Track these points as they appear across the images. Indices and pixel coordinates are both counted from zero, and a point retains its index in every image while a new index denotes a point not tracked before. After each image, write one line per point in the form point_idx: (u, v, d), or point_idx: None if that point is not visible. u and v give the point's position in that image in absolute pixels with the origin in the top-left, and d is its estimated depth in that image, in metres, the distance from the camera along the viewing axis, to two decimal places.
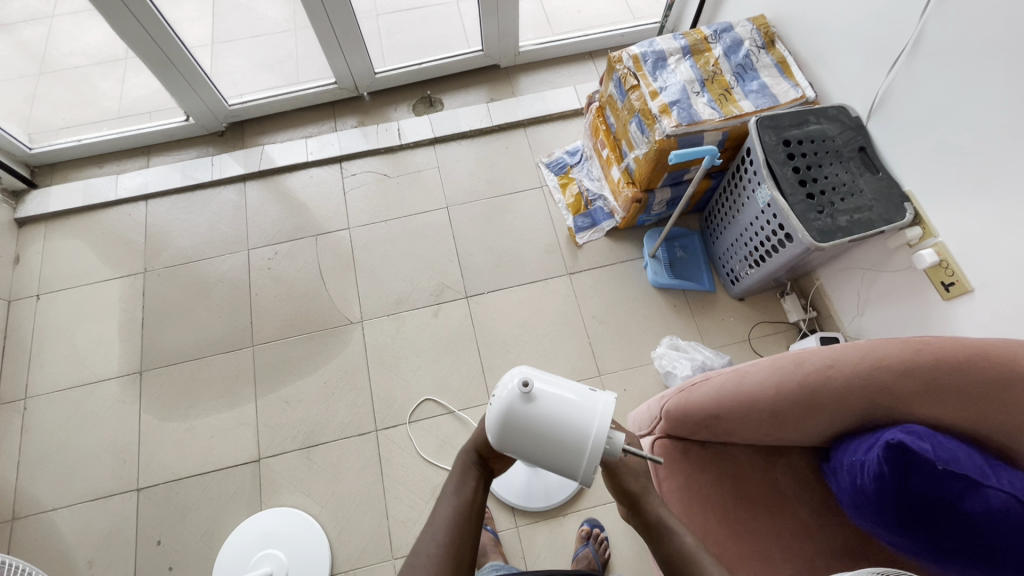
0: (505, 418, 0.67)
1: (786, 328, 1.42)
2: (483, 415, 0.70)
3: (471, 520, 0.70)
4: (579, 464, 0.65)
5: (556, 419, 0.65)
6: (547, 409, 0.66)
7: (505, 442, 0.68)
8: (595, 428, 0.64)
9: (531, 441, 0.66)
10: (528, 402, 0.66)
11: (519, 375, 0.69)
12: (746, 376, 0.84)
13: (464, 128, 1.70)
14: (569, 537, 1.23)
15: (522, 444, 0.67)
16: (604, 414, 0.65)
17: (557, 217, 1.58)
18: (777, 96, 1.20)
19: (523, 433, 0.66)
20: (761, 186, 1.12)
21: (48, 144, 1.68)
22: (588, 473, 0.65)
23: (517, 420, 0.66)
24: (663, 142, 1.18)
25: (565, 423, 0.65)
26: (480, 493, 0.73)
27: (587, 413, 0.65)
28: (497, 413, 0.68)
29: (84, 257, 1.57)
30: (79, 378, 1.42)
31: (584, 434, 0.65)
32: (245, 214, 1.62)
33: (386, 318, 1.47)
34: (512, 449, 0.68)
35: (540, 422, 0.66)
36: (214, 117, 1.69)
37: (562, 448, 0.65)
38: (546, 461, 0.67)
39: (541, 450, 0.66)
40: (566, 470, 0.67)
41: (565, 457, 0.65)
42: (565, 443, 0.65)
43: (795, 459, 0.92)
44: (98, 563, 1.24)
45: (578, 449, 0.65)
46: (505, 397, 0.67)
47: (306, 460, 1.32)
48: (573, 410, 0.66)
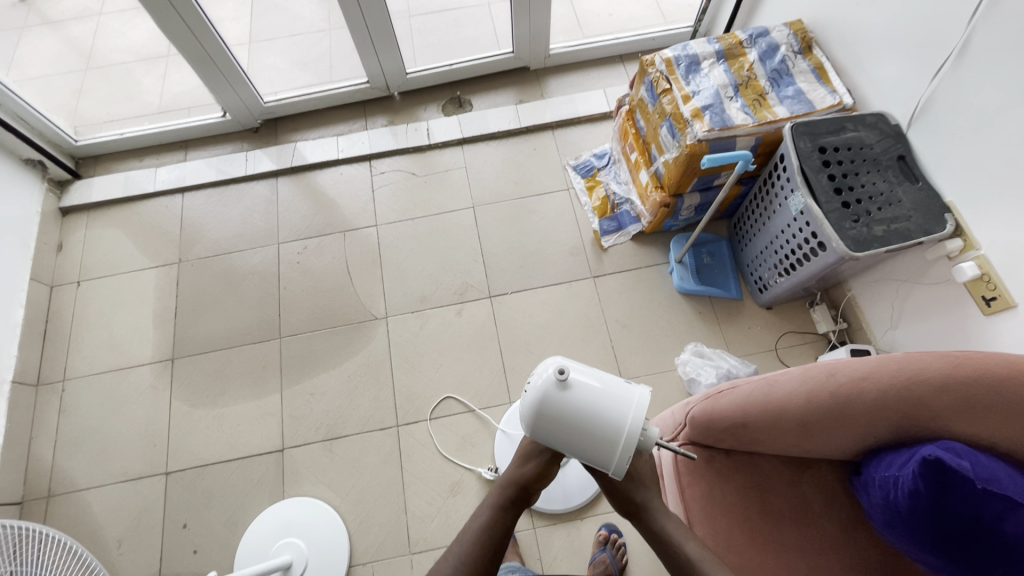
0: (538, 405, 0.67)
1: (815, 339, 1.39)
2: (518, 402, 0.70)
3: (492, 556, 0.72)
4: (611, 455, 0.65)
5: (589, 405, 0.65)
6: (582, 394, 0.66)
7: (536, 430, 0.68)
8: (631, 419, 0.64)
9: (565, 427, 0.66)
10: (563, 391, 0.66)
11: (555, 363, 0.69)
12: (775, 386, 0.83)
13: (492, 129, 1.71)
14: (587, 542, 1.22)
15: (555, 430, 0.67)
16: (638, 406, 0.65)
17: (583, 220, 1.57)
18: (813, 102, 1.18)
19: (557, 422, 0.66)
20: (795, 193, 1.10)
21: (92, 137, 1.74)
22: (619, 465, 0.65)
23: (552, 408, 0.66)
24: (694, 147, 1.17)
25: (599, 410, 0.65)
26: (507, 530, 0.75)
27: (621, 403, 0.65)
28: (531, 398, 0.68)
29: (123, 246, 1.62)
30: (115, 363, 1.47)
31: (618, 424, 0.64)
32: (276, 208, 1.66)
33: (410, 315, 1.49)
34: (545, 436, 0.68)
35: (574, 409, 0.66)
36: (249, 114, 1.73)
37: (595, 438, 0.65)
38: (578, 450, 0.67)
39: (574, 439, 0.66)
40: (597, 461, 0.66)
41: (597, 447, 0.65)
42: (600, 432, 0.65)
43: (823, 472, 0.90)
44: (126, 542, 1.28)
45: (611, 440, 0.64)
46: (538, 382, 0.68)
47: (328, 452, 1.35)
48: (607, 400, 0.66)
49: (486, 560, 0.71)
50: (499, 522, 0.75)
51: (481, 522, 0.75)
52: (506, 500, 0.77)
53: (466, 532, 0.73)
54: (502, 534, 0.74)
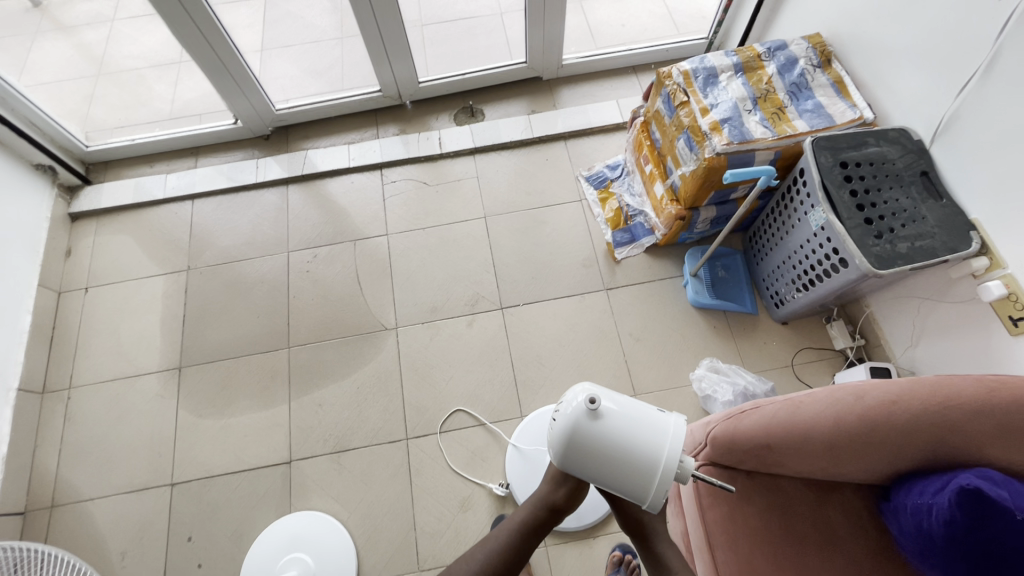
0: (568, 435, 0.65)
1: (832, 355, 1.37)
2: (547, 430, 0.68)
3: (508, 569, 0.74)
4: (647, 489, 0.63)
5: (624, 434, 0.63)
6: (615, 425, 0.64)
7: (566, 460, 0.66)
8: (669, 451, 0.62)
9: (598, 457, 0.64)
10: (594, 420, 0.64)
11: (585, 391, 0.66)
12: (801, 407, 0.80)
13: (504, 139, 1.69)
14: (599, 561, 1.20)
15: (587, 459, 0.65)
16: (675, 438, 0.63)
17: (595, 231, 1.56)
18: (833, 116, 1.17)
19: (590, 453, 0.64)
20: (815, 208, 1.08)
21: (103, 142, 1.74)
22: (656, 498, 0.63)
23: (584, 438, 0.64)
24: (712, 160, 1.15)
25: (635, 441, 0.63)
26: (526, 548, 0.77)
27: (656, 432, 0.64)
28: (561, 426, 0.66)
29: (132, 252, 1.61)
30: (122, 371, 1.46)
31: (655, 455, 0.62)
32: (286, 216, 1.64)
33: (421, 326, 1.47)
34: (576, 466, 0.66)
35: (608, 438, 0.64)
36: (260, 121, 1.73)
37: (630, 471, 0.63)
38: (611, 482, 0.65)
39: (607, 470, 0.64)
40: (631, 494, 0.64)
41: (632, 480, 0.63)
42: (636, 463, 0.63)
43: (849, 495, 0.87)
44: (130, 555, 1.26)
45: (647, 472, 0.62)
46: (568, 411, 0.66)
47: (336, 465, 1.32)
48: (642, 430, 0.64)
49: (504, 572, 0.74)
50: (520, 541, 0.77)
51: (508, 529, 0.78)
52: (530, 521, 0.79)
53: (490, 540, 0.77)
54: (519, 553, 0.76)
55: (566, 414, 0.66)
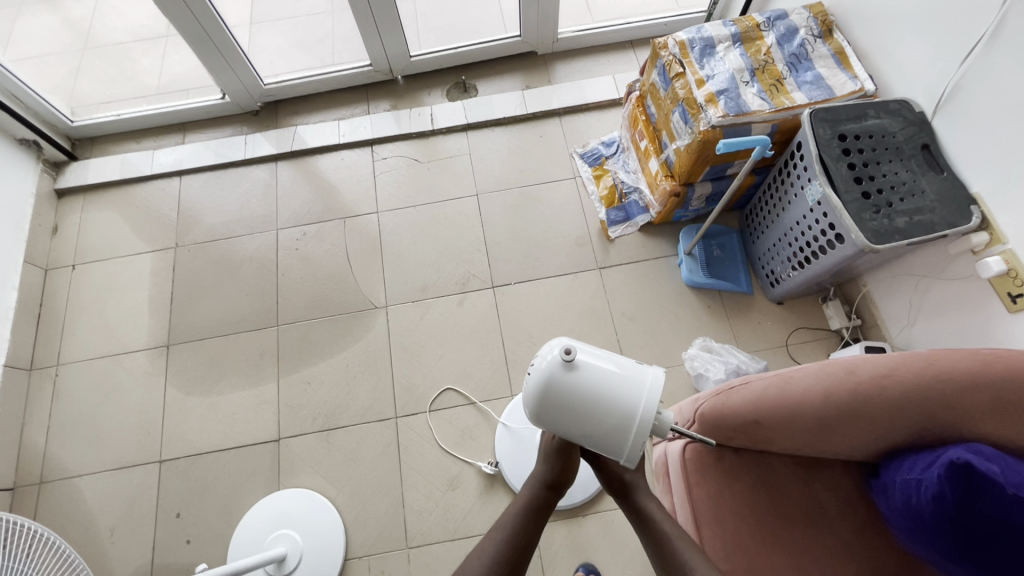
0: (542, 388, 0.63)
1: (827, 335, 1.35)
2: (522, 386, 0.67)
3: (523, 549, 0.72)
4: (624, 442, 0.61)
5: (599, 386, 0.62)
6: (590, 376, 0.62)
7: (541, 414, 0.65)
8: (647, 402, 0.60)
9: (572, 410, 0.63)
10: (569, 372, 0.63)
11: (560, 344, 0.65)
12: (790, 382, 0.79)
13: (497, 114, 1.65)
14: (588, 539, 1.19)
15: (561, 413, 0.63)
16: (653, 388, 0.61)
17: (589, 209, 1.53)
18: (833, 88, 1.13)
19: (565, 406, 0.63)
20: (812, 182, 1.06)
21: (89, 117, 1.71)
22: (633, 453, 0.61)
23: (558, 391, 0.63)
24: (707, 134, 1.12)
25: (611, 392, 0.61)
26: (535, 526, 0.76)
27: (634, 385, 0.62)
28: (535, 379, 0.64)
29: (119, 229, 1.59)
30: (110, 348, 1.44)
31: (632, 407, 0.61)
32: (276, 193, 1.61)
33: (411, 304, 1.45)
34: (551, 421, 0.64)
35: (583, 390, 0.62)
36: (249, 97, 1.69)
37: (607, 423, 0.61)
38: (587, 437, 0.63)
39: (583, 424, 0.62)
40: (609, 448, 0.62)
41: (608, 433, 0.61)
42: (612, 416, 0.61)
43: (838, 472, 0.86)
44: (118, 531, 1.26)
45: (623, 426, 0.61)
46: (542, 363, 0.64)
47: (325, 443, 1.32)
48: (619, 382, 0.62)
49: (521, 552, 0.72)
50: (528, 521, 0.76)
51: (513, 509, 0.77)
52: (533, 500, 0.79)
53: (500, 525, 0.75)
54: (530, 532, 0.75)
55: (540, 367, 0.64)
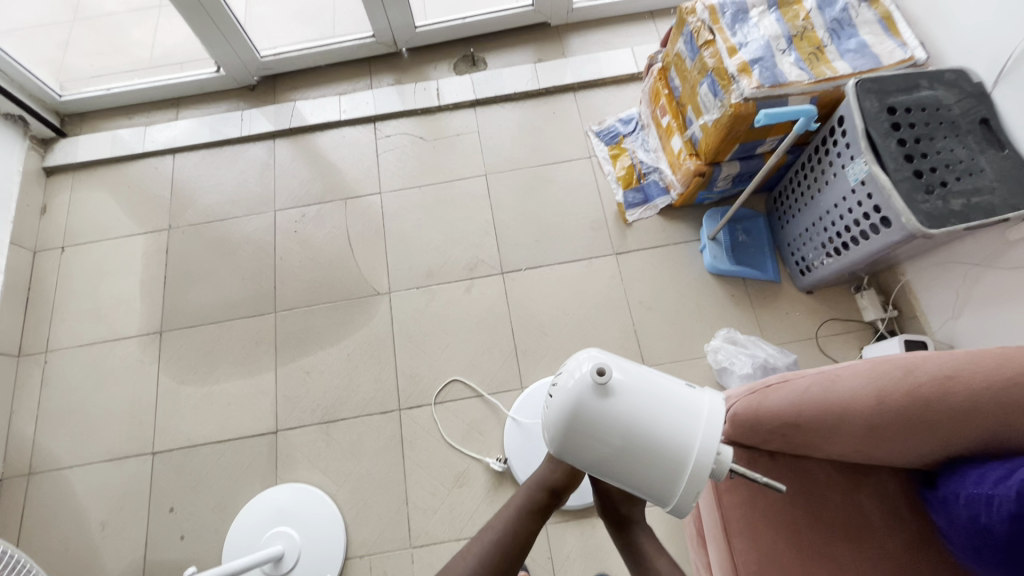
0: (571, 412, 0.55)
1: (860, 328, 1.26)
2: (548, 408, 0.58)
3: (512, 558, 0.66)
4: (674, 484, 0.53)
5: (643, 414, 0.54)
6: (630, 401, 0.54)
7: (572, 444, 0.56)
8: (702, 440, 0.52)
9: (609, 441, 0.54)
10: (605, 397, 0.54)
11: (592, 359, 0.56)
12: (838, 382, 0.70)
13: (508, 90, 1.55)
14: (602, 541, 1.12)
15: (595, 443, 0.55)
16: (710, 422, 0.53)
17: (605, 191, 1.44)
18: (879, 57, 1.02)
19: (601, 437, 0.55)
20: (856, 160, 0.96)
21: (78, 92, 1.62)
22: (683, 498, 0.53)
23: (592, 418, 0.55)
24: (739, 107, 1.02)
25: (656, 422, 0.53)
26: (527, 533, 0.68)
27: (686, 415, 0.53)
28: (561, 401, 0.56)
29: (110, 209, 1.51)
30: (101, 334, 1.38)
31: (684, 443, 0.52)
32: (273, 172, 1.53)
33: (416, 291, 1.37)
34: (584, 452, 0.56)
35: (622, 417, 0.54)
36: (246, 70, 1.59)
37: (655, 462, 0.53)
38: (629, 474, 0.55)
39: (625, 460, 0.54)
40: (654, 489, 0.54)
41: (652, 472, 0.54)
42: (658, 452, 0.53)
43: (885, 480, 0.78)
44: (110, 525, 1.20)
45: (674, 466, 0.52)
46: (571, 382, 0.56)
47: (325, 436, 1.25)
48: (669, 412, 0.53)
49: (509, 561, 0.65)
50: (521, 526, 0.68)
51: (509, 510, 0.70)
52: (530, 504, 0.70)
53: (492, 525, 0.68)
54: (522, 540, 0.68)
55: (568, 386, 0.56)
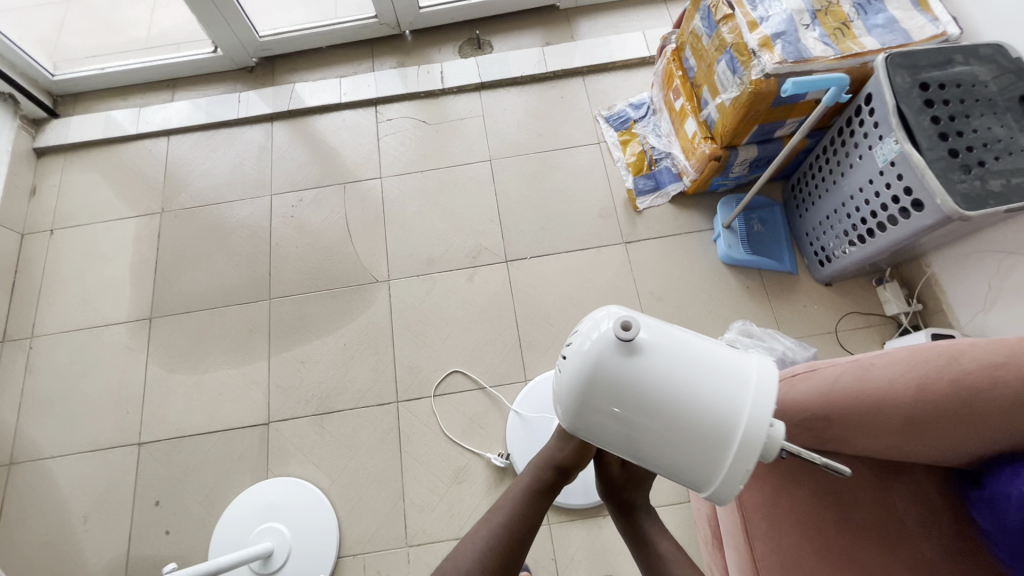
0: (591, 374, 0.49)
1: (882, 322, 1.20)
2: (561, 376, 0.52)
3: (520, 539, 0.61)
4: (718, 462, 0.46)
5: (676, 378, 0.48)
6: (660, 363, 0.48)
7: (593, 415, 0.50)
8: (748, 406, 0.45)
9: (636, 409, 0.48)
10: (631, 357, 0.48)
11: (613, 315, 0.51)
12: (871, 371, 0.65)
13: (514, 73, 1.50)
14: (609, 542, 1.06)
15: (619, 412, 0.49)
16: (761, 388, 0.46)
17: (615, 178, 1.38)
18: (909, 33, 0.97)
19: (628, 404, 0.48)
20: (885, 140, 0.90)
21: (71, 72, 1.56)
22: (727, 476, 0.46)
23: (616, 381, 0.48)
24: (759, 84, 0.97)
25: (692, 386, 0.47)
26: (535, 513, 0.64)
27: (731, 381, 0.47)
28: (578, 363, 0.50)
29: (102, 192, 1.46)
30: (88, 320, 1.33)
31: (729, 411, 0.46)
32: (270, 156, 1.48)
33: (416, 279, 1.32)
34: (607, 424, 0.50)
35: (652, 380, 0.48)
36: (244, 51, 1.54)
37: (695, 434, 0.46)
38: (663, 451, 0.48)
39: (657, 432, 0.48)
40: (693, 470, 0.47)
41: (689, 444, 0.47)
42: (695, 421, 0.46)
43: (921, 480, 0.71)
44: (92, 518, 1.15)
45: (717, 439, 0.46)
46: (591, 341, 0.50)
47: (319, 428, 1.19)
48: (709, 376, 0.47)
49: (517, 542, 0.60)
50: (528, 506, 0.64)
51: (513, 493, 0.65)
52: (538, 483, 0.66)
53: (498, 505, 0.64)
54: (530, 520, 0.63)
55: (585, 347, 0.50)
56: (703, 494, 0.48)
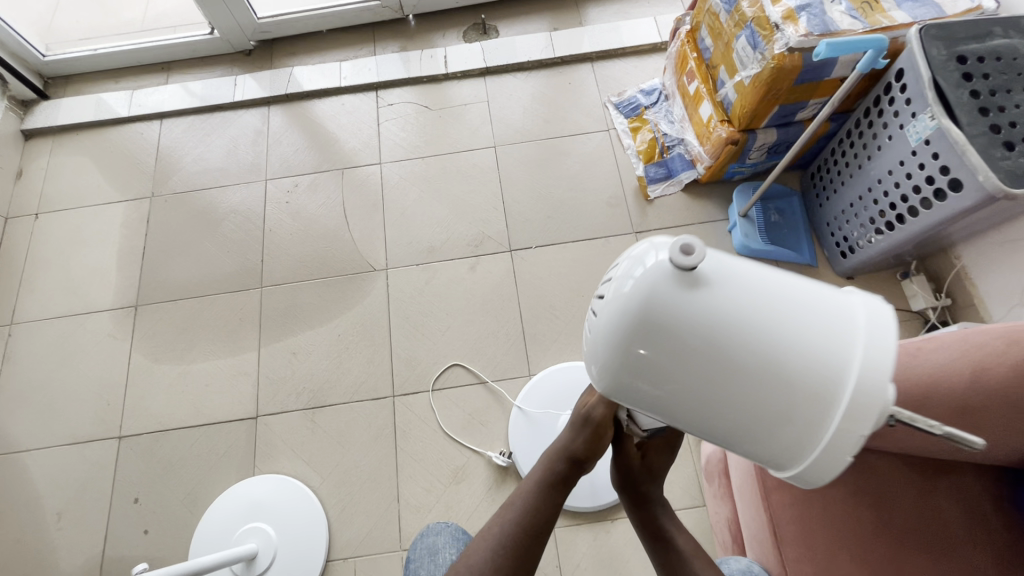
0: (633, 321, 0.36)
1: (907, 318, 1.13)
2: (593, 325, 0.39)
3: (530, 543, 0.55)
4: (813, 436, 0.34)
5: (754, 321, 0.34)
6: (733, 302, 0.35)
7: (637, 375, 0.37)
8: (861, 355, 0.33)
9: (701, 366, 0.35)
10: (691, 297, 0.35)
11: (662, 245, 0.37)
12: (915, 357, 0.59)
13: (520, 58, 1.44)
14: (617, 548, 0.99)
15: (677, 371, 0.36)
16: (876, 335, 0.33)
17: (624, 165, 1.32)
18: (942, 6, 0.91)
19: (686, 360, 0.35)
20: (919, 117, 0.85)
21: (63, 53, 1.51)
22: (828, 452, 0.33)
23: (668, 330, 0.35)
24: (782, 59, 0.91)
25: (778, 332, 0.34)
26: (548, 513, 0.57)
27: (832, 327, 0.34)
28: (618, 309, 0.37)
29: (90, 175, 1.41)
30: (71, 307, 1.26)
31: (832, 367, 0.33)
32: (266, 140, 1.42)
33: (415, 268, 1.25)
34: (657, 388, 0.37)
35: (721, 325, 0.35)
36: (242, 33, 1.49)
37: (782, 400, 0.34)
38: (735, 423, 0.36)
39: (727, 397, 0.35)
40: (779, 446, 0.35)
41: (772, 411, 0.34)
42: (784, 378, 0.34)
43: (970, 482, 0.64)
44: (67, 516, 1.08)
45: (815, 405, 0.33)
46: (634, 279, 0.36)
47: (310, 423, 1.13)
48: (801, 320, 0.34)
49: (528, 549, 0.55)
50: (542, 504, 0.58)
51: (521, 491, 0.59)
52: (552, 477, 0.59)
53: (509, 505, 0.58)
54: (543, 522, 0.57)
55: (626, 288, 0.37)
56: (793, 475, 0.36)
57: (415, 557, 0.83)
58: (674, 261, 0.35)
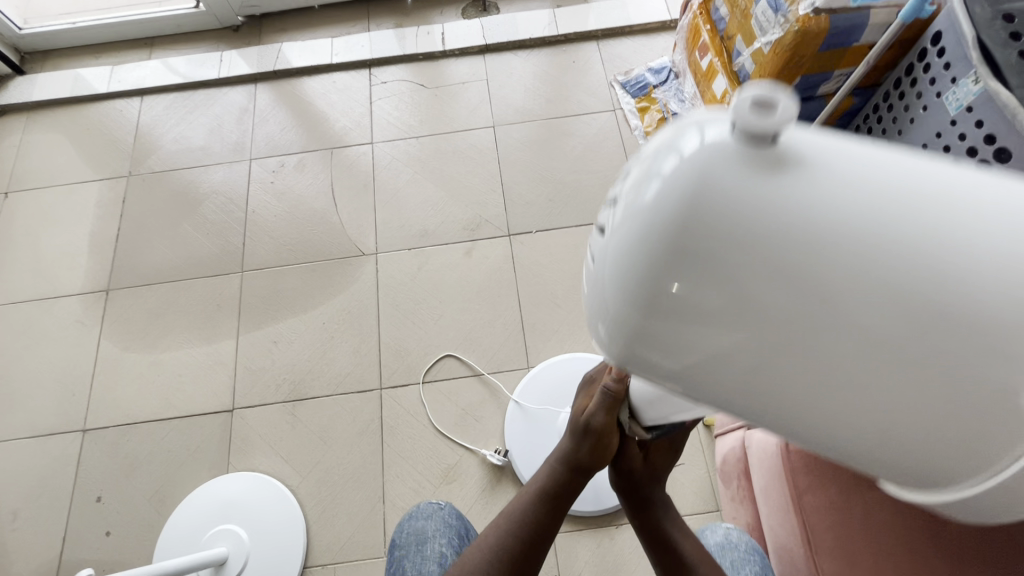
0: (677, 250, 0.20)
1: None
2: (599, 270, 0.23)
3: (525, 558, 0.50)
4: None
5: (882, 247, 0.18)
6: (877, 199, 0.18)
7: (683, 345, 0.21)
8: None
9: (763, 331, 0.20)
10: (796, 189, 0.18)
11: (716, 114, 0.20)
12: None
13: (522, 35, 1.37)
14: (622, 557, 0.91)
15: (718, 337, 0.20)
16: None
17: (631, 147, 1.24)
18: None
19: (784, 309, 0.19)
20: (962, 80, 0.76)
21: (41, 26, 1.44)
22: None
23: (748, 257, 0.19)
24: (808, 21, 0.84)
25: (943, 267, 0.17)
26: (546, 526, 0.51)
27: None
28: (634, 232, 0.21)
29: (64, 153, 1.33)
30: (38, 290, 1.18)
31: None
32: (252, 119, 1.34)
33: (407, 252, 1.17)
34: (723, 366, 0.21)
35: (815, 260, 0.18)
36: (229, 7, 1.42)
37: (980, 366, 0.18)
38: (871, 415, 0.20)
39: (865, 370, 0.19)
40: (959, 444, 0.20)
41: (955, 388, 0.18)
42: (913, 360, 0.18)
43: None
44: (23, 515, 0.99)
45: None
46: (663, 176, 0.20)
47: (290, 417, 1.04)
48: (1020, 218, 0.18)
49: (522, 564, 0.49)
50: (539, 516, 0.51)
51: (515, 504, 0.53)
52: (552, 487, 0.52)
53: (505, 514, 0.52)
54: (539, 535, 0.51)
55: (650, 197, 0.20)
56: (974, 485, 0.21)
57: (401, 543, 0.72)
58: (740, 131, 0.19)
